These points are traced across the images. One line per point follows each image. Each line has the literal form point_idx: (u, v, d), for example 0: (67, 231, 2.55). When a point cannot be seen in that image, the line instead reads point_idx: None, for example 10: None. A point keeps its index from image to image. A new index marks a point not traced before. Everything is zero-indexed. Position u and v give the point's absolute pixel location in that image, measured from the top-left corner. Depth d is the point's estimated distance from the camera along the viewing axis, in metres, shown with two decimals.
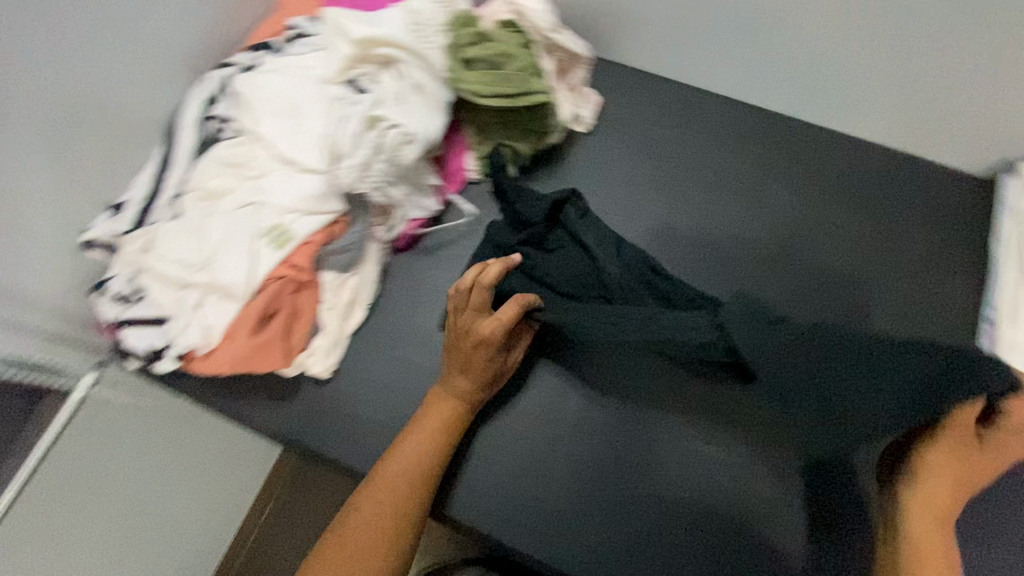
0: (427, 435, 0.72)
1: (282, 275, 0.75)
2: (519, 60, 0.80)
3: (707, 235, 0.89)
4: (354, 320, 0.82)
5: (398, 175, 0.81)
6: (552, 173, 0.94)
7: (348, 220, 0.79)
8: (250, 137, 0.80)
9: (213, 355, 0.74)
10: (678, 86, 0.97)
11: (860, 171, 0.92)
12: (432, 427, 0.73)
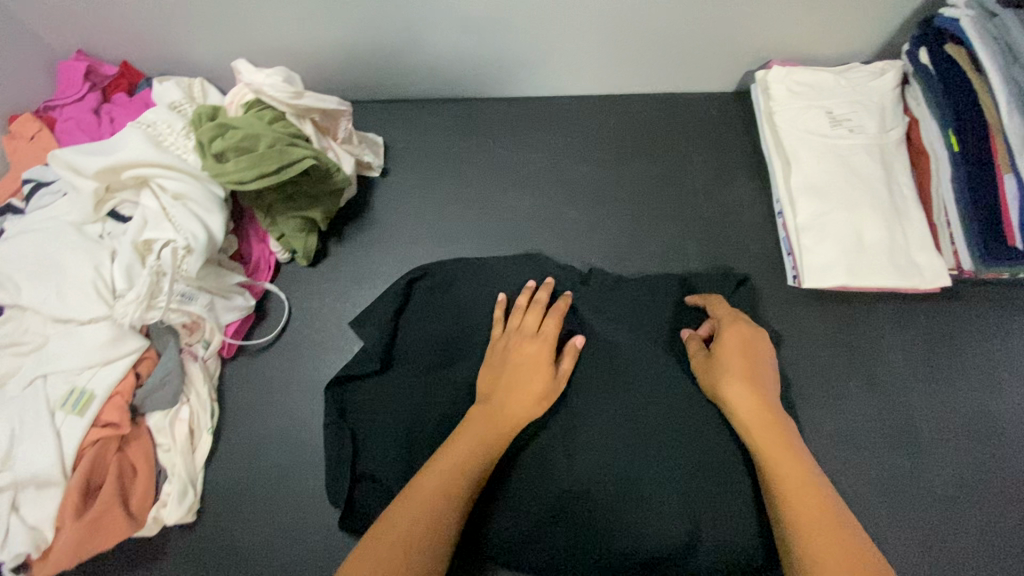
0: (465, 453, 0.61)
1: (97, 438, 0.69)
2: (269, 136, 0.78)
3: (522, 231, 0.93)
4: (202, 446, 0.77)
5: (192, 287, 0.77)
6: (360, 226, 0.94)
7: (157, 351, 0.76)
8: (17, 310, 0.74)
9: (51, 554, 0.67)
10: (450, 105, 1.01)
11: (631, 123, 0.99)
12: (468, 435, 0.63)
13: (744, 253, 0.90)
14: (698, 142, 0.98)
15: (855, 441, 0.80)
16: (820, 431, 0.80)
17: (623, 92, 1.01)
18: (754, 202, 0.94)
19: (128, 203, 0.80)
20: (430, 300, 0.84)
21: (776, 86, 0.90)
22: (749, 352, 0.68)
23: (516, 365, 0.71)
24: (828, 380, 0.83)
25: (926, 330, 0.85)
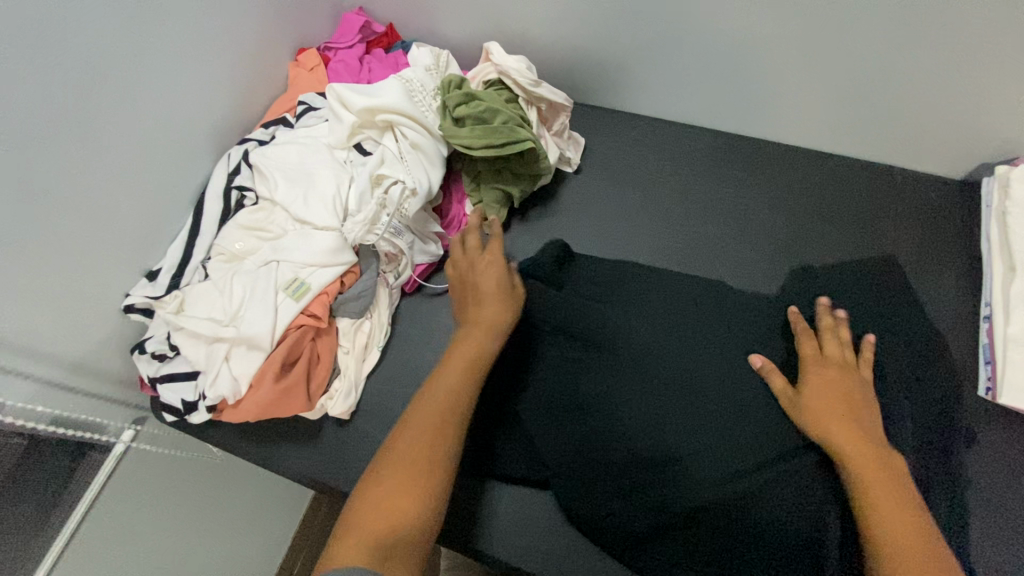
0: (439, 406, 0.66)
1: (301, 324, 0.82)
2: (506, 113, 0.88)
3: (694, 258, 0.95)
4: (371, 359, 0.88)
5: (403, 225, 0.88)
6: (544, 212, 1.00)
7: (360, 269, 0.87)
8: (269, 203, 0.89)
9: (241, 404, 0.80)
10: (655, 124, 1.05)
11: (834, 183, 0.97)
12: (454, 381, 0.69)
13: (942, 348, 0.83)
14: (905, 221, 0.93)
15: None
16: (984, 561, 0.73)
17: (834, 153, 1.00)
18: (954, 298, 0.88)
19: (370, 139, 0.93)
20: (594, 279, 0.90)
21: (1021, 187, 0.82)
22: (845, 392, 0.70)
23: (490, 314, 0.76)
24: (998, 512, 0.76)
25: None
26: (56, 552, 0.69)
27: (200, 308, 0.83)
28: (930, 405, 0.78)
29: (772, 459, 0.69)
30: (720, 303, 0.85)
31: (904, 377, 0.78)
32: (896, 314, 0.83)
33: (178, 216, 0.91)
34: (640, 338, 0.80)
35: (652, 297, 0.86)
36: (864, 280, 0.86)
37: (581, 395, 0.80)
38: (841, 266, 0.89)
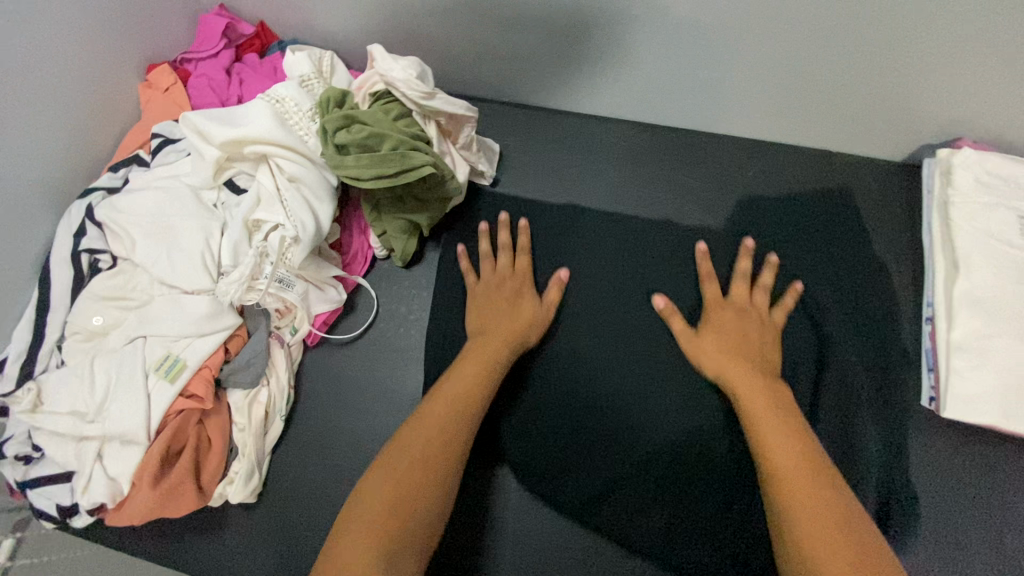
0: (467, 382, 0.69)
1: (181, 407, 0.71)
2: (394, 137, 0.74)
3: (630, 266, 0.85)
4: (275, 430, 0.78)
5: (291, 275, 0.77)
6: (460, 235, 0.89)
7: (248, 330, 0.76)
8: (129, 264, 0.76)
9: (124, 507, 0.70)
10: (577, 122, 0.94)
11: (773, 175, 0.89)
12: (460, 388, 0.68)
13: (887, 298, 0.81)
14: (848, 206, 0.86)
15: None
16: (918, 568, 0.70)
17: (772, 142, 0.91)
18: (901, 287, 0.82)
19: (245, 174, 0.80)
20: (547, 260, 0.86)
21: (963, 175, 0.76)
22: (741, 334, 0.76)
23: (500, 317, 0.79)
24: (940, 495, 0.73)
25: None
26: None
27: (59, 404, 0.71)
28: (877, 347, 0.79)
29: (714, 417, 0.77)
30: (677, 279, 0.84)
31: (844, 316, 0.80)
32: (844, 281, 0.82)
33: (21, 290, 0.76)
34: (596, 321, 0.83)
35: (611, 286, 0.84)
36: (813, 232, 0.85)
37: (544, 400, 0.80)
38: (786, 217, 0.86)
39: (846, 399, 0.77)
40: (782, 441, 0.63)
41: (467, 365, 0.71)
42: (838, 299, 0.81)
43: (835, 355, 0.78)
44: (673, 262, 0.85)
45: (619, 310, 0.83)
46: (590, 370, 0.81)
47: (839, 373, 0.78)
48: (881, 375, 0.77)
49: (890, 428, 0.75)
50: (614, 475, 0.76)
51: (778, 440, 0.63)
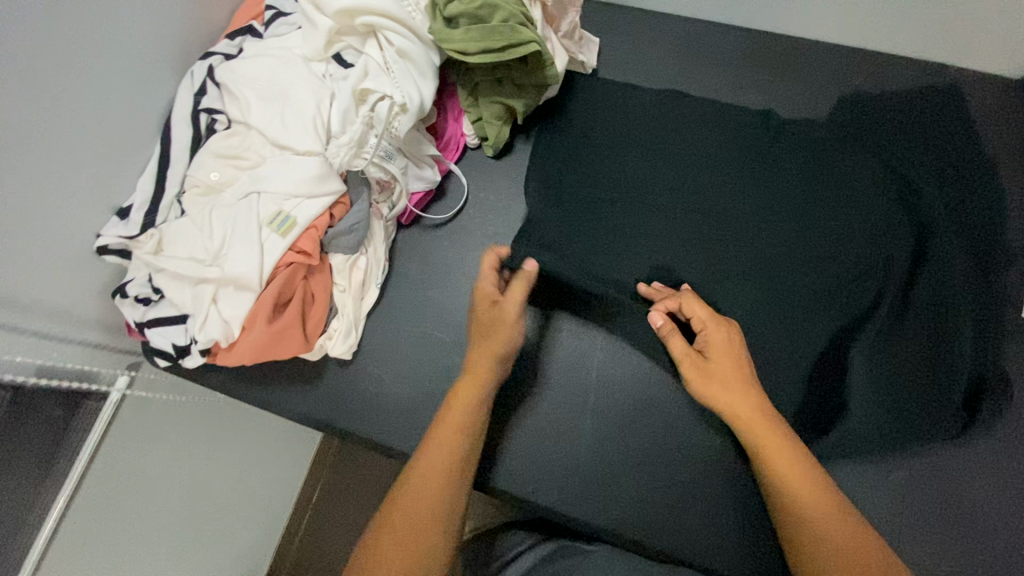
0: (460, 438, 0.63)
1: (291, 261, 0.75)
2: (506, 9, 0.75)
3: (724, 153, 0.82)
4: (370, 297, 0.82)
5: (393, 147, 0.79)
6: (552, 125, 0.89)
7: (351, 199, 0.79)
8: (243, 127, 0.79)
9: (236, 348, 0.76)
10: (675, 24, 0.92)
11: (884, 81, 0.85)
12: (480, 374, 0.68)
13: (994, 190, 0.77)
14: (964, 106, 0.82)
15: (1016, 505, 0.67)
16: (978, 452, 0.69)
17: (880, 50, 0.87)
18: (1012, 190, 0.78)
19: (351, 50, 0.82)
20: (633, 132, 0.86)
21: None
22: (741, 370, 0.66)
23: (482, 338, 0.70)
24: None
25: None
26: (56, 516, 0.67)
27: (181, 251, 0.76)
28: (977, 232, 0.75)
29: (798, 285, 0.75)
30: (768, 150, 0.82)
31: (947, 200, 0.76)
32: (945, 173, 0.78)
33: (144, 146, 0.81)
34: (680, 189, 0.82)
35: (690, 164, 0.83)
36: (918, 115, 0.81)
37: (614, 271, 0.79)
38: (891, 102, 0.83)
39: (947, 277, 0.72)
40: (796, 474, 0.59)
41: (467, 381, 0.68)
42: (941, 181, 0.77)
43: (925, 236, 0.75)
44: (764, 136, 0.82)
45: (702, 180, 0.82)
46: (665, 247, 0.79)
47: (936, 265, 0.73)
48: (976, 272, 0.73)
49: (987, 314, 0.72)
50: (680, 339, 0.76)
51: (779, 461, 0.60)
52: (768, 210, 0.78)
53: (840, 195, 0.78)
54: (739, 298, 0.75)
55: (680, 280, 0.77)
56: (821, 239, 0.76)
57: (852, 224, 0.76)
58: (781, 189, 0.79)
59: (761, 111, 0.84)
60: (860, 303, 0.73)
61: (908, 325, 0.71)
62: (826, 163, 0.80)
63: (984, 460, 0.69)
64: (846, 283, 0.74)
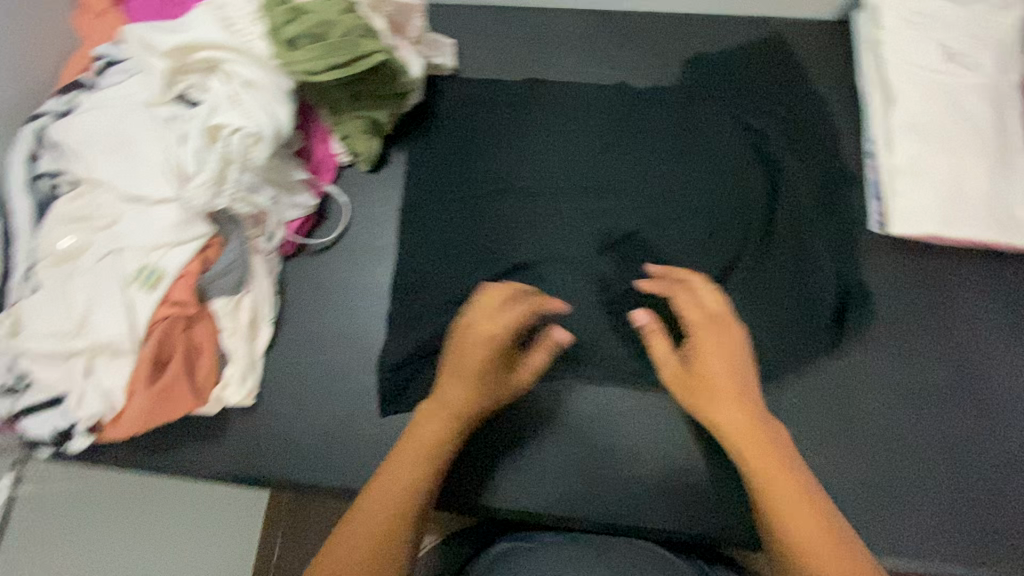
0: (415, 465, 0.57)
1: (166, 314, 0.71)
2: (344, 25, 0.75)
3: (588, 130, 0.85)
4: (264, 335, 0.79)
5: (257, 179, 0.76)
6: (421, 131, 0.89)
7: (223, 239, 0.76)
8: (90, 185, 0.75)
9: (122, 418, 0.71)
10: (524, 14, 0.94)
11: (722, 40, 0.91)
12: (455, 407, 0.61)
13: (827, 124, 0.85)
14: (792, 53, 0.89)
15: (887, 401, 0.74)
16: (853, 363, 0.75)
17: (715, 12, 0.92)
18: (843, 121, 0.86)
19: (195, 87, 0.78)
20: (499, 125, 0.88)
21: (888, 17, 0.82)
22: (733, 363, 0.61)
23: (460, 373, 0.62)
24: (891, 297, 0.78)
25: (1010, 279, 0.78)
26: None
27: (35, 328, 0.70)
28: (818, 163, 0.82)
29: (672, 242, 0.79)
30: (626, 120, 0.86)
31: (789, 138, 0.83)
32: (784, 115, 0.84)
33: None
34: (554, 170, 0.84)
35: (559, 146, 0.85)
36: (753, 66, 0.88)
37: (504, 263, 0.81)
38: (729, 58, 0.88)
39: (796, 211, 0.79)
40: (795, 486, 0.54)
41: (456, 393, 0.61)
42: (781, 123, 0.84)
43: (773, 176, 0.81)
44: (621, 107, 0.86)
45: (572, 159, 0.84)
46: (550, 233, 0.81)
47: (789, 206, 0.79)
48: (824, 205, 0.80)
49: (838, 237, 0.79)
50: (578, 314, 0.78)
51: (782, 480, 0.54)
52: (633, 177, 0.83)
53: (701, 155, 0.82)
54: (619, 266, 0.79)
55: (567, 259, 0.79)
56: (687, 193, 0.81)
57: (712, 175, 0.81)
58: (645, 156, 0.83)
59: (615, 86, 0.88)
60: (732, 251, 0.78)
61: (777, 265, 0.77)
62: (680, 122, 0.84)
63: (858, 367, 0.75)
64: (714, 231, 0.79)
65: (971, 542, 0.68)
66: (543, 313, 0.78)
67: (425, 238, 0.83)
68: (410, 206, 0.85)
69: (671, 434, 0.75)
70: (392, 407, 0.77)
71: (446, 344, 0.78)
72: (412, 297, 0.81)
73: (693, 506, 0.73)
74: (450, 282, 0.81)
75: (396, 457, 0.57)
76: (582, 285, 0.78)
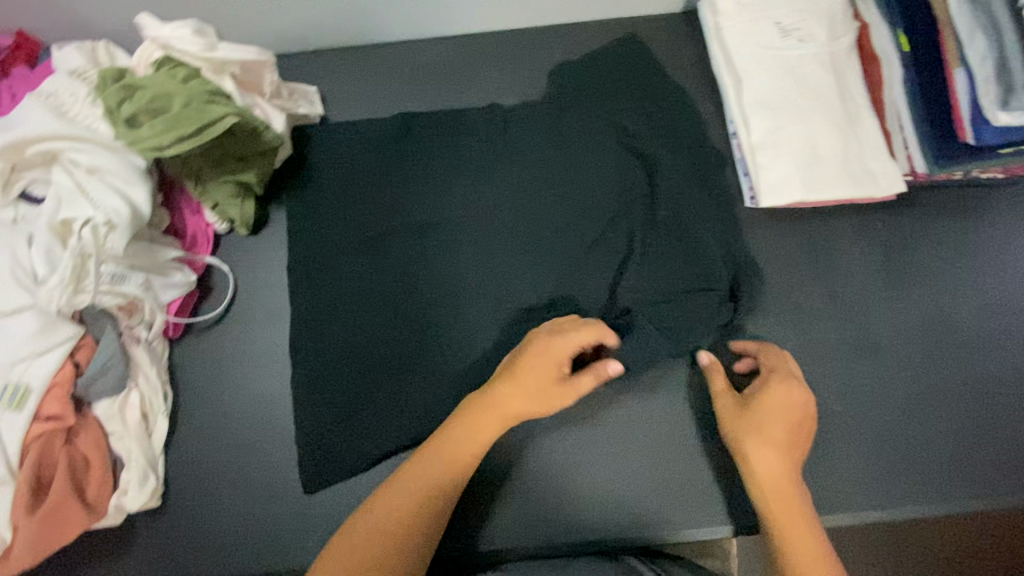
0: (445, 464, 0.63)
1: (41, 431, 0.67)
2: (185, 94, 0.72)
3: (464, 157, 0.86)
4: (159, 430, 0.74)
5: (122, 267, 0.72)
6: (297, 184, 0.86)
7: (94, 338, 0.71)
8: None
9: (10, 554, 0.65)
10: (384, 52, 0.93)
11: (579, 48, 0.93)
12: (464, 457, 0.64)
13: (690, 111, 0.88)
14: (646, 48, 0.92)
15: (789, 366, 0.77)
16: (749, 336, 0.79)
17: (568, 22, 0.94)
18: (702, 108, 0.90)
19: (38, 183, 0.74)
20: (376, 165, 0.86)
21: (723, 2, 0.86)
22: (796, 419, 0.66)
23: (525, 390, 0.65)
24: (775, 267, 0.81)
25: (880, 229, 0.82)
26: None
27: None
28: (688, 150, 0.85)
29: (562, 251, 0.80)
30: (500, 139, 0.86)
31: (656, 131, 0.86)
32: (648, 109, 0.87)
33: None
34: (437, 201, 0.84)
35: (438, 176, 0.85)
36: (613, 66, 0.90)
37: (403, 304, 0.80)
38: (589, 61, 0.90)
39: (675, 201, 0.82)
40: (793, 518, 0.61)
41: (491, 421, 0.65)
42: (647, 118, 0.87)
43: (648, 170, 0.84)
44: (493, 127, 0.87)
45: (453, 186, 0.84)
46: (445, 267, 0.81)
47: (667, 196, 0.82)
48: (701, 189, 0.83)
49: (719, 217, 0.81)
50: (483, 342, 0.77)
51: (784, 518, 0.61)
52: (515, 194, 0.83)
53: (576, 161, 0.84)
54: (517, 285, 0.79)
55: (464, 289, 0.80)
56: (568, 203, 0.82)
57: (589, 180, 0.83)
58: (523, 171, 0.84)
59: (484, 107, 0.89)
60: (620, 251, 0.79)
61: (664, 259, 0.79)
62: (551, 133, 0.86)
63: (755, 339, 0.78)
64: (600, 234, 0.80)
65: (884, 485, 0.72)
66: (449, 348, 0.77)
67: (318, 295, 0.81)
68: (299, 265, 0.82)
69: (596, 441, 0.76)
70: (314, 479, 0.74)
71: (356, 399, 0.76)
72: (315, 357, 0.78)
73: (629, 510, 0.73)
74: (352, 335, 0.79)
75: (435, 446, 0.64)
76: (482, 314, 0.79)
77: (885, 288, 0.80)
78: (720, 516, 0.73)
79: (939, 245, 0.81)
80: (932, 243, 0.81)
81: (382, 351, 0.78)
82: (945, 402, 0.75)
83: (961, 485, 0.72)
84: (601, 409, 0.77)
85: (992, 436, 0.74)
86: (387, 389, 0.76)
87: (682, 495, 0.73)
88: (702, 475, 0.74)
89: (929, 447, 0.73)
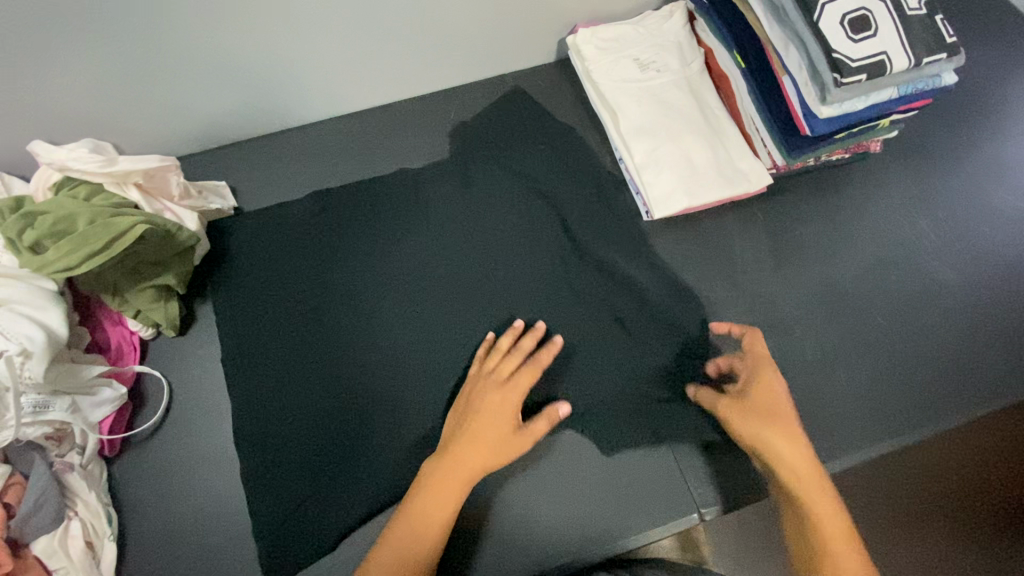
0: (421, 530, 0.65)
1: None
2: (88, 213, 0.73)
3: (379, 222, 0.90)
4: (108, 556, 0.72)
5: (45, 395, 0.70)
6: (220, 277, 0.87)
7: (25, 473, 0.70)
8: None
9: None
10: (286, 139, 0.98)
11: (469, 107, 1.01)
12: (436, 518, 0.65)
13: (578, 146, 0.97)
14: (528, 98, 1.01)
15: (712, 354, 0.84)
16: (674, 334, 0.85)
17: (455, 86, 1.02)
18: (589, 141, 0.99)
19: None
20: (297, 243, 0.89)
21: (585, 48, 0.95)
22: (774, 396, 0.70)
23: (473, 435, 0.70)
24: (681, 268, 0.90)
25: (761, 217, 0.93)
26: None
27: None
28: (584, 180, 0.94)
29: (488, 292, 0.85)
30: (411, 201, 0.91)
31: (551, 169, 0.94)
32: (541, 152, 0.96)
33: None
34: (363, 270, 0.87)
35: (359, 246, 0.89)
36: (503, 119, 0.98)
37: (345, 374, 0.81)
38: (482, 118, 0.98)
39: (582, 229, 0.90)
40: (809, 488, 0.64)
41: (453, 473, 0.68)
42: (542, 159, 0.95)
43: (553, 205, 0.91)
44: (404, 190, 0.92)
45: (375, 253, 0.88)
46: (379, 330, 0.84)
47: (573, 224, 0.90)
48: (602, 213, 0.91)
49: (624, 234, 0.90)
50: (427, 394, 0.80)
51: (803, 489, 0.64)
52: (435, 249, 0.88)
53: (485, 210, 0.90)
54: (453, 333, 0.83)
55: (403, 347, 0.83)
56: (485, 247, 0.88)
57: (500, 224, 0.89)
58: (438, 227, 0.89)
59: (393, 175, 0.95)
60: (541, 284, 0.86)
61: (578, 282, 0.86)
62: (458, 188, 0.92)
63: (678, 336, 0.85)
64: (521, 271, 0.86)
65: (816, 444, 0.79)
66: (396, 407, 0.79)
67: (259, 382, 0.81)
68: (233, 354, 0.83)
69: (553, 463, 0.79)
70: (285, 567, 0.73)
71: (311, 478, 0.76)
72: (263, 444, 0.78)
73: (597, 519, 0.76)
74: (298, 415, 0.79)
75: (410, 517, 0.66)
76: (423, 368, 0.81)
77: (777, 268, 0.90)
78: (682, 507, 0.77)
79: (811, 224, 0.92)
80: (806, 222, 0.93)
81: (332, 424, 0.79)
82: (847, 358, 0.84)
83: (876, 428, 0.80)
84: (552, 434, 0.80)
85: (893, 379, 0.83)
86: (341, 460, 0.77)
87: (644, 500, 0.77)
88: (658, 472, 0.78)
89: (843, 400, 0.82)
